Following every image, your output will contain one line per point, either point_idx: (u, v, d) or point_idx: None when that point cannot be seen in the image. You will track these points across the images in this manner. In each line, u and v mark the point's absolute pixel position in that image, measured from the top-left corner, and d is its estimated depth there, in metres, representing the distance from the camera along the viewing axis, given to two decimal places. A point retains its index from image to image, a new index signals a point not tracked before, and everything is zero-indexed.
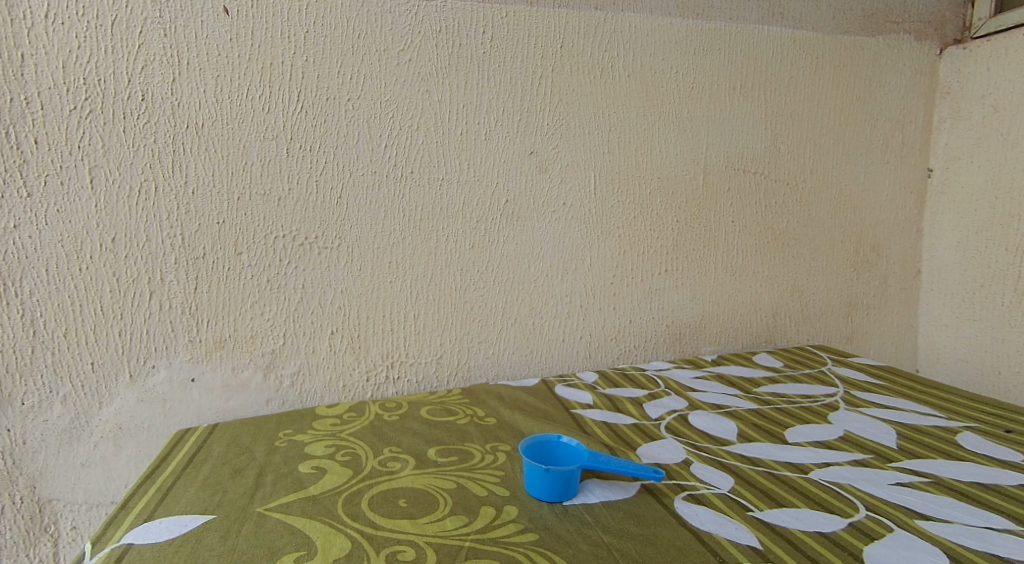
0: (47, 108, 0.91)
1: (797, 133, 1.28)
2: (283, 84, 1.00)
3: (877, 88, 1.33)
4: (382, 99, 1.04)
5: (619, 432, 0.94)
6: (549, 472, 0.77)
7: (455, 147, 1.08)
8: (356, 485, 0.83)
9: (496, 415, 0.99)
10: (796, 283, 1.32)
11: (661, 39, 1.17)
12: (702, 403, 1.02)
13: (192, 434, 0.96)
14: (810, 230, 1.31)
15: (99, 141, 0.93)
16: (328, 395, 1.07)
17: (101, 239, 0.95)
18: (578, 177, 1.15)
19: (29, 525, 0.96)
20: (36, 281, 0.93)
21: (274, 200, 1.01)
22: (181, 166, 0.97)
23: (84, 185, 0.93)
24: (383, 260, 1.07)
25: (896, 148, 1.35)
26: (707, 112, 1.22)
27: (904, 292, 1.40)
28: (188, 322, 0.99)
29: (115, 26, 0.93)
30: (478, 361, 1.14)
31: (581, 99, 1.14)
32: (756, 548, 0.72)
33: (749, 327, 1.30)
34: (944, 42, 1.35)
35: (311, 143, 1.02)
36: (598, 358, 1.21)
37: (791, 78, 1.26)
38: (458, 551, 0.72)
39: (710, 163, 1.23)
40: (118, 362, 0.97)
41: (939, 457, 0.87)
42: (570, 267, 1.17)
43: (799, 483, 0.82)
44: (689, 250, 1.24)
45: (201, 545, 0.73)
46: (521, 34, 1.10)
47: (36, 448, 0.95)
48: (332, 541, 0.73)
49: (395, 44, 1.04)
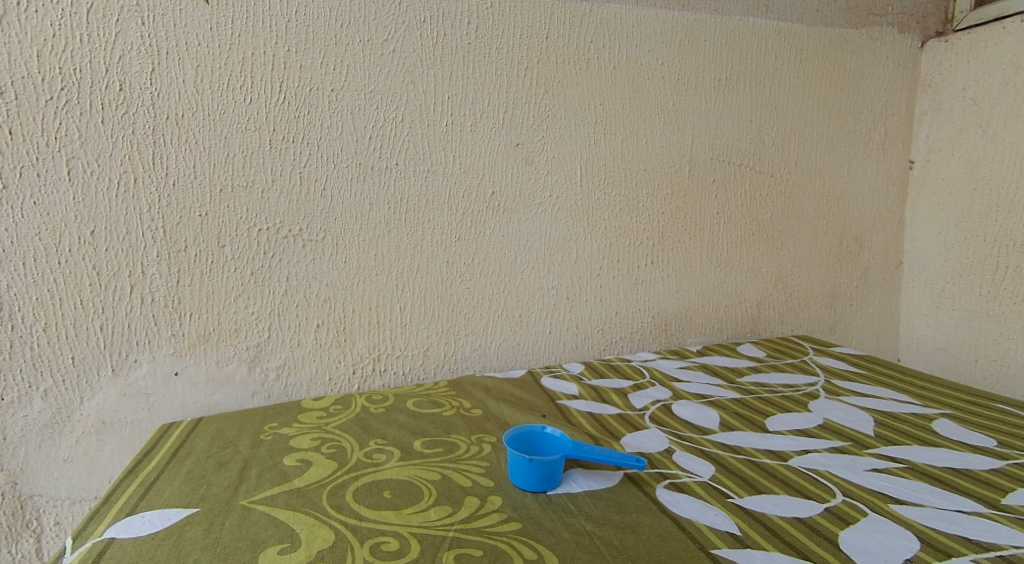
0: (23, 99, 0.90)
1: (781, 125, 1.29)
2: (266, 75, 0.99)
3: (860, 80, 1.33)
4: (366, 90, 1.04)
5: (604, 423, 0.94)
6: (532, 462, 0.78)
7: (441, 139, 1.08)
8: (340, 477, 0.83)
9: (482, 407, 1.00)
10: (780, 274, 1.33)
11: (647, 30, 1.17)
12: (686, 393, 1.03)
13: (176, 428, 0.96)
14: (794, 222, 1.32)
15: (77, 132, 0.93)
16: (314, 388, 1.07)
17: (80, 231, 0.94)
18: (564, 169, 1.15)
19: (12, 521, 0.96)
20: (14, 273, 0.92)
21: (257, 192, 1.00)
22: (161, 158, 0.96)
23: (61, 178, 0.93)
24: (368, 252, 1.06)
25: (878, 140, 1.36)
26: (692, 103, 1.22)
27: (885, 283, 1.41)
28: (170, 315, 0.99)
29: (92, 15, 0.92)
30: (465, 353, 1.14)
31: (566, 90, 1.14)
32: (735, 535, 0.72)
33: (734, 318, 1.31)
34: (927, 34, 1.36)
35: (295, 135, 1.01)
36: (584, 350, 1.21)
37: (776, 69, 1.27)
38: (442, 541, 0.72)
39: (695, 155, 1.23)
40: (99, 356, 0.97)
41: (916, 444, 0.88)
42: (556, 259, 1.17)
43: (778, 471, 0.82)
44: (675, 241, 1.24)
45: (184, 538, 0.73)
46: (506, 25, 1.10)
47: (17, 444, 0.95)
48: (316, 533, 0.73)
49: (379, 35, 1.03)
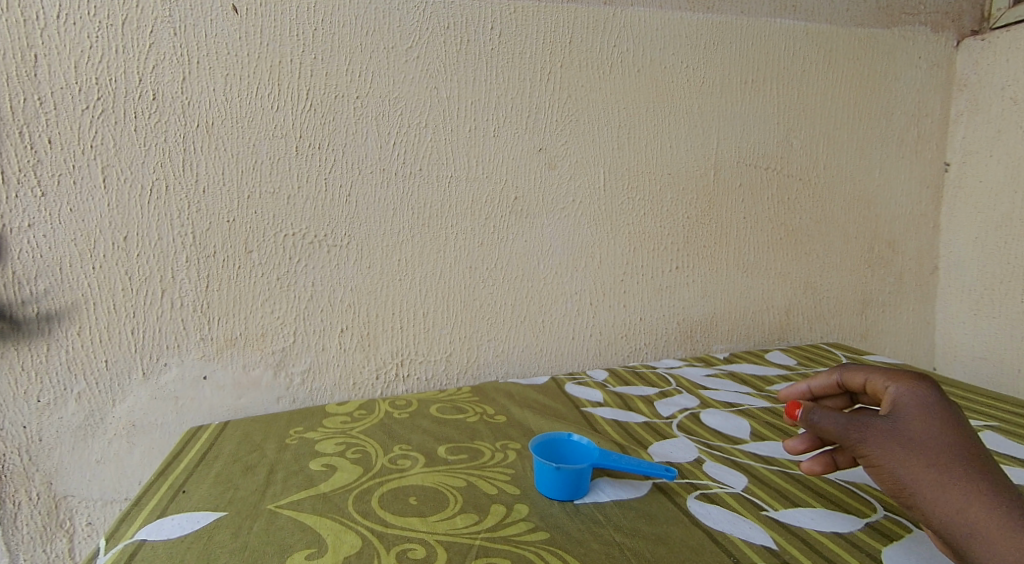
0: (61, 108, 0.91)
1: (811, 128, 1.27)
2: (292, 82, 0.99)
3: (892, 81, 1.31)
4: (390, 96, 1.04)
5: (631, 431, 0.93)
6: (560, 471, 0.77)
7: (464, 145, 1.08)
8: (366, 482, 0.82)
9: (506, 413, 0.99)
10: (810, 280, 1.30)
11: (671, 33, 1.16)
12: (714, 401, 1.02)
13: (206, 431, 0.96)
14: (824, 227, 1.30)
15: (112, 140, 0.93)
16: (339, 393, 1.07)
17: (114, 237, 0.95)
18: (587, 174, 1.14)
19: (46, 521, 0.97)
20: (51, 279, 0.93)
21: (283, 198, 1.01)
22: (191, 165, 0.97)
23: (96, 185, 0.94)
24: (392, 258, 1.06)
25: (912, 142, 1.34)
26: (719, 107, 1.21)
27: (920, 289, 1.38)
28: (199, 320, 0.99)
29: (126, 26, 0.92)
30: (488, 359, 1.14)
31: (590, 95, 1.13)
32: (771, 549, 0.71)
33: (761, 324, 1.29)
34: (962, 33, 1.33)
35: (320, 141, 1.01)
36: (608, 356, 1.20)
37: (805, 71, 1.25)
38: (469, 550, 0.71)
39: (722, 159, 1.22)
40: (131, 360, 0.98)
41: None
42: (579, 264, 1.16)
43: (814, 483, 0.81)
44: (700, 247, 1.23)
45: (213, 542, 0.73)
46: (530, 30, 1.09)
47: (52, 445, 0.96)
48: (342, 539, 0.73)
49: (404, 41, 1.03)
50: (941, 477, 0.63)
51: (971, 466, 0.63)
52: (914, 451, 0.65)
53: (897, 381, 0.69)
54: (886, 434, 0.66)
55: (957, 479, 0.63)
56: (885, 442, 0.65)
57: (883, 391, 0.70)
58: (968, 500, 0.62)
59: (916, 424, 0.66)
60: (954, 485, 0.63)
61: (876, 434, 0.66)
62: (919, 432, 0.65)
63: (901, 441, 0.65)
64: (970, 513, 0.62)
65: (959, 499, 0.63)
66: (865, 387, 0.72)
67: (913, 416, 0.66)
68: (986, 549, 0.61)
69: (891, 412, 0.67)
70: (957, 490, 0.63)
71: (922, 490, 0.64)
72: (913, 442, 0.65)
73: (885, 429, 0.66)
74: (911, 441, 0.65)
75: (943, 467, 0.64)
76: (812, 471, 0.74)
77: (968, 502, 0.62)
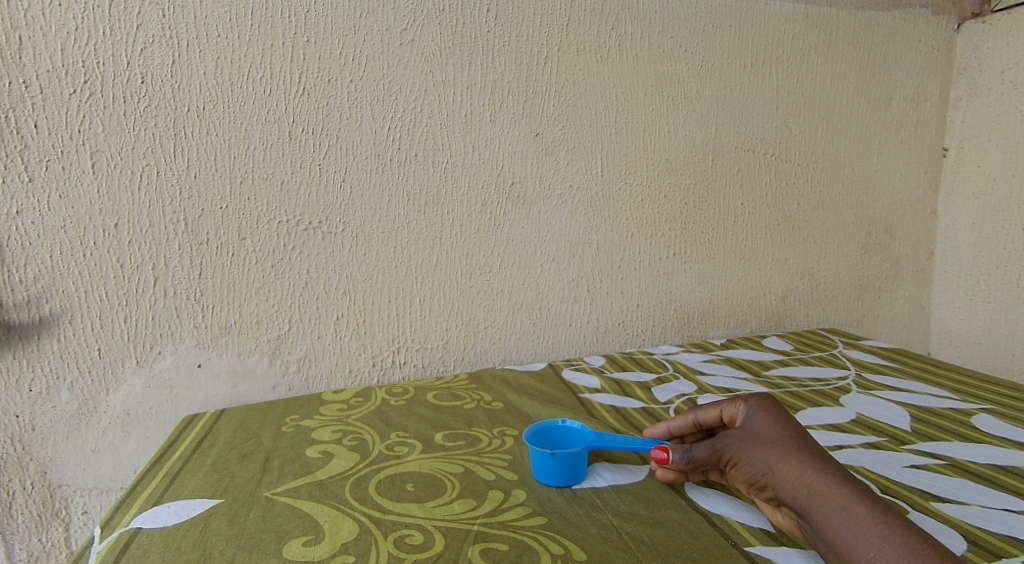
0: (47, 93, 0.90)
1: (809, 112, 1.26)
2: (284, 66, 0.98)
3: (891, 65, 1.30)
4: (384, 80, 1.02)
5: (628, 416, 0.93)
6: (555, 457, 0.76)
7: (459, 129, 1.07)
8: (363, 469, 0.82)
9: (503, 400, 0.99)
10: (806, 266, 1.30)
11: (670, 16, 1.15)
12: (711, 386, 1.01)
13: (201, 420, 0.95)
14: (822, 212, 1.30)
15: (100, 125, 0.92)
16: (335, 380, 1.07)
17: (105, 224, 0.94)
18: (584, 160, 1.14)
19: (41, 511, 0.96)
20: (41, 266, 0.92)
21: (277, 184, 1.00)
22: (182, 150, 0.96)
23: (85, 170, 0.93)
24: (388, 245, 1.06)
25: (910, 126, 1.33)
26: (718, 91, 1.20)
27: (916, 275, 1.38)
28: (192, 307, 0.99)
29: (114, 8, 0.91)
30: (485, 346, 1.13)
31: (588, 78, 1.12)
32: (768, 532, 0.71)
33: (758, 310, 1.28)
34: (962, 16, 1.32)
35: (314, 126, 1.00)
36: (605, 343, 1.20)
37: (804, 54, 1.24)
38: (466, 535, 0.71)
39: (719, 144, 1.21)
40: (124, 348, 0.97)
41: (956, 440, 0.86)
42: (576, 251, 1.15)
43: None
44: (697, 232, 1.22)
45: (209, 529, 0.72)
46: (526, 13, 1.08)
47: (45, 434, 0.95)
48: (340, 525, 0.73)
49: (398, 23, 1.02)
50: (782, 453, 0.70)
51: (803, 444, 0.71)
52: (759, 442, 0.72)
53: (750, 399, 0.77)
54: (740, 437, 0.74)
55: (795, 454, 0.70)
56: (740, 442, 0.73)
57: (734, 415, 0.77)
58: (802, 469, 0.68)
59: (760, 424, 0.74)
60: (793, 459, 0.69)
61: (731, 439, 0.74)
62: (761, 428, 0.73)
63: (750, 438, 0.73)
64: (806, 479, 0.68)
65: (795, 468, 0.69)
66: (720, 419, 0.78)
67: (759, 418, 0.74)
68: (827, 508, 0.65)
69: (744, 423, 0.75)
70: (794, 462, 0.69)
71: (771, 470, 0.70)
72: (760, 437, 0.72)
73: (737, 431, 0.74)
74: (757, 436, 0.73)
75: (782, 448, 0.71)
76: (665, 479, 0.78)
77: (804, 469, 0.68)
